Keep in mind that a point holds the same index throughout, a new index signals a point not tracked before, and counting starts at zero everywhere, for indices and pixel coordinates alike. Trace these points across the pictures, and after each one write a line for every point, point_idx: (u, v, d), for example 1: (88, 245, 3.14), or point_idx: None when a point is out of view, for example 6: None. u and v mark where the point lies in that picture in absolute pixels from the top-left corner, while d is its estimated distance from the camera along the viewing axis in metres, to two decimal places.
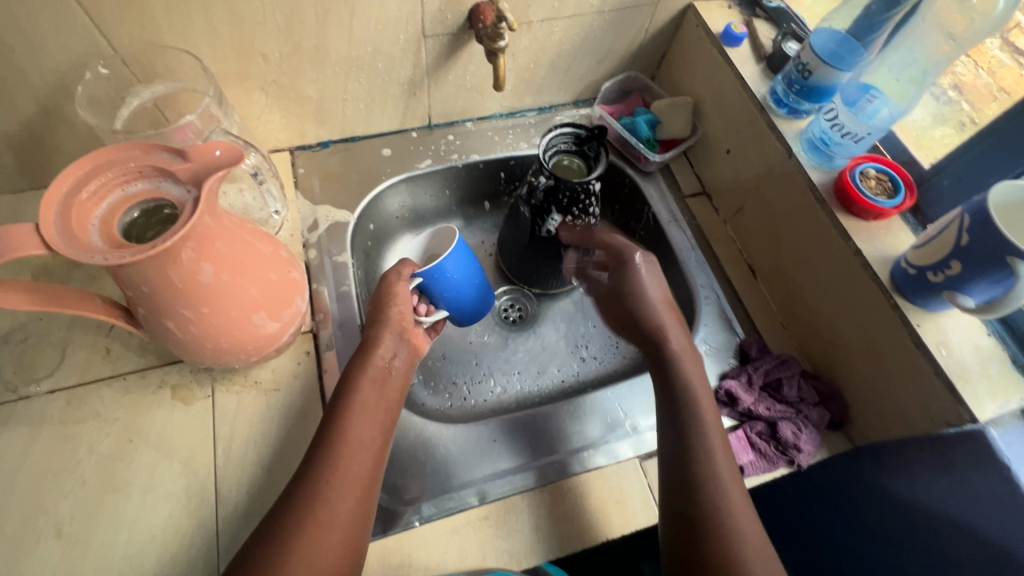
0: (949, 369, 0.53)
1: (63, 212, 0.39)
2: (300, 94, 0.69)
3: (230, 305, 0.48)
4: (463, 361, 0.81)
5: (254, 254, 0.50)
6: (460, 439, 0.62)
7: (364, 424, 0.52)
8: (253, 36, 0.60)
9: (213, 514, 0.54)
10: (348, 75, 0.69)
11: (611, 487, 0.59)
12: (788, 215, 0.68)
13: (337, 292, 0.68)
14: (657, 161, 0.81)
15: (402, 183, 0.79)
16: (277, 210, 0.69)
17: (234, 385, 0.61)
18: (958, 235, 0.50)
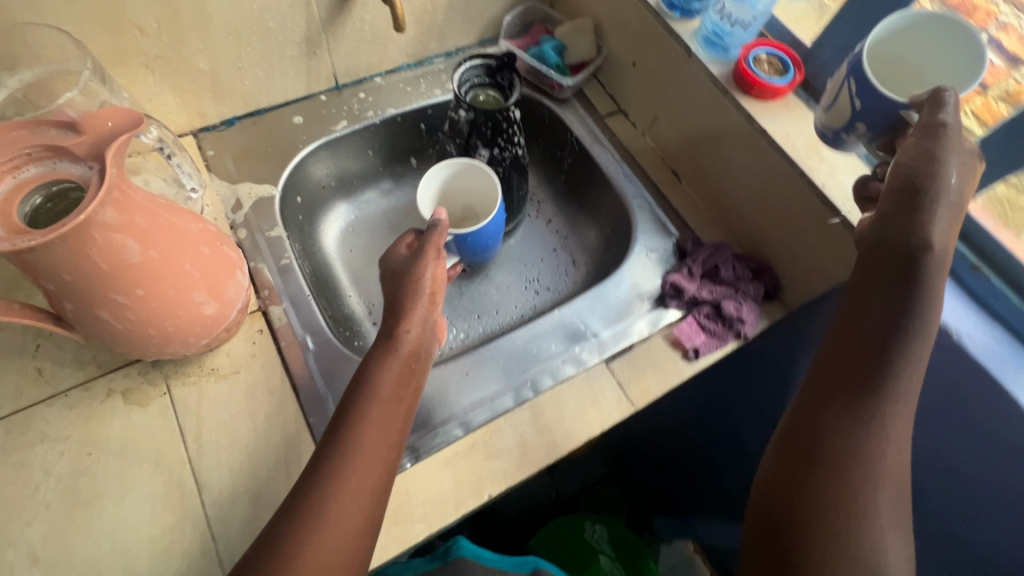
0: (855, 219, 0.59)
1: None
2: (190, 68, 0.64)
3: (166, 283, 0.46)
4: None
5: (181, 230, 0.47)
6: (433, 381, 0.63)
7: (378, 414, 0.50)
8: (119, 3, 0.55)
9: (199, 503, 0.53)
10: (236, 39, 0.65)
11: (584, 391, 0.63)
12: (699, 112, 0.72)
13: (278, 266, 0.66)
14: (571, 86, 0.82)
15: (322, 149, 0.77)
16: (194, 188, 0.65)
17: (189, 377, 0.59)
18: (852, 101, 0.53)
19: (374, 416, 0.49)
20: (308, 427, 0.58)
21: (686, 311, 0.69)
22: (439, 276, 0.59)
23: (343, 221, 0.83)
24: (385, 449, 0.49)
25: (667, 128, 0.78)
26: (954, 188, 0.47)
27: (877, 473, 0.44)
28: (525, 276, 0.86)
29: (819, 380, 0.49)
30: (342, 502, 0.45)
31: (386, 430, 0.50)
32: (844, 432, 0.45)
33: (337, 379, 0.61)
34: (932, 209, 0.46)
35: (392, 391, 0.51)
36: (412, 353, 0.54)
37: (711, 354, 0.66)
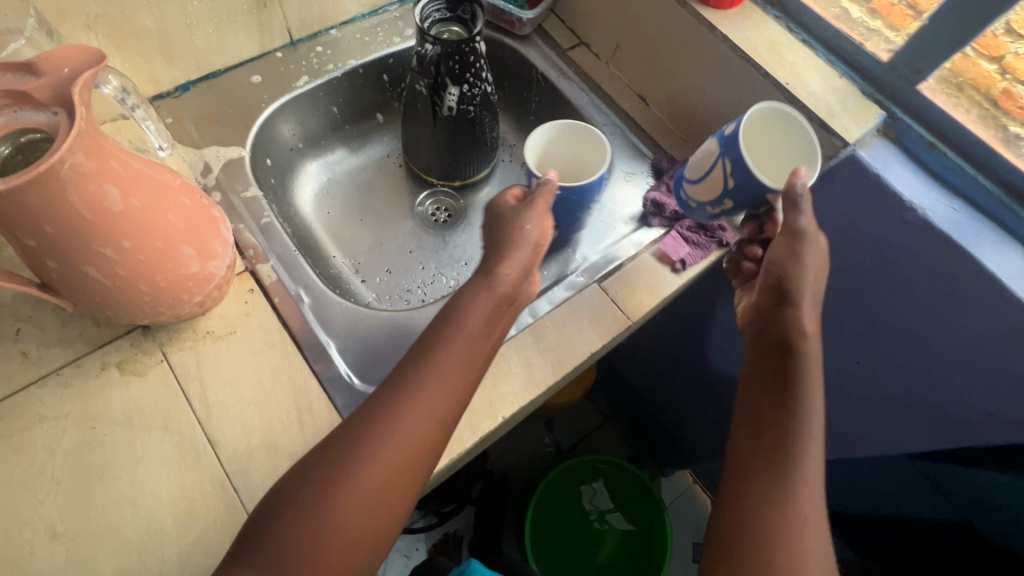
0: (819, 111, 0.62)
1: None
2: (136, 28, 0.61)
3: (154, 234, 0.45)
4: (410, 269, 0.81)
5: (161, 181, 0.46)
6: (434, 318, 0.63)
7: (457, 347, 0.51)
8: None
9: (216, 460, 0.53)
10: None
11: (581, 311, 0.65)
12: (661, 30, 0.72)
13: (260, 226, 0.65)
14: (530, 21, 0.82)
15: (286, 107, 0.75)
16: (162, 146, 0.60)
17: (185, 342, 0.58)
18: (726, 180, 0.58)
19: (434, 383, 0.49)
20: (314, 375, 0.58)
21: (669, 227, 0.71)
22: (544, 230, 0.57)
23: (317, 183, 0.82)
24: (433, 425, 0.48)
25: (630, 53, 0.79)
26: (806, 280, 0.57)
27: (799, 519, 0.47)
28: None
29: (737, 433, 0.54)
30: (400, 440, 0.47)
31: (445, 396, 0.49)
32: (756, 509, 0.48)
33: (335, 327, 0.61)
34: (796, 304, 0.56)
35: (462, 351, 0.51)
36: (506, 294, 0.54)
37: (698, 264, 0.68)
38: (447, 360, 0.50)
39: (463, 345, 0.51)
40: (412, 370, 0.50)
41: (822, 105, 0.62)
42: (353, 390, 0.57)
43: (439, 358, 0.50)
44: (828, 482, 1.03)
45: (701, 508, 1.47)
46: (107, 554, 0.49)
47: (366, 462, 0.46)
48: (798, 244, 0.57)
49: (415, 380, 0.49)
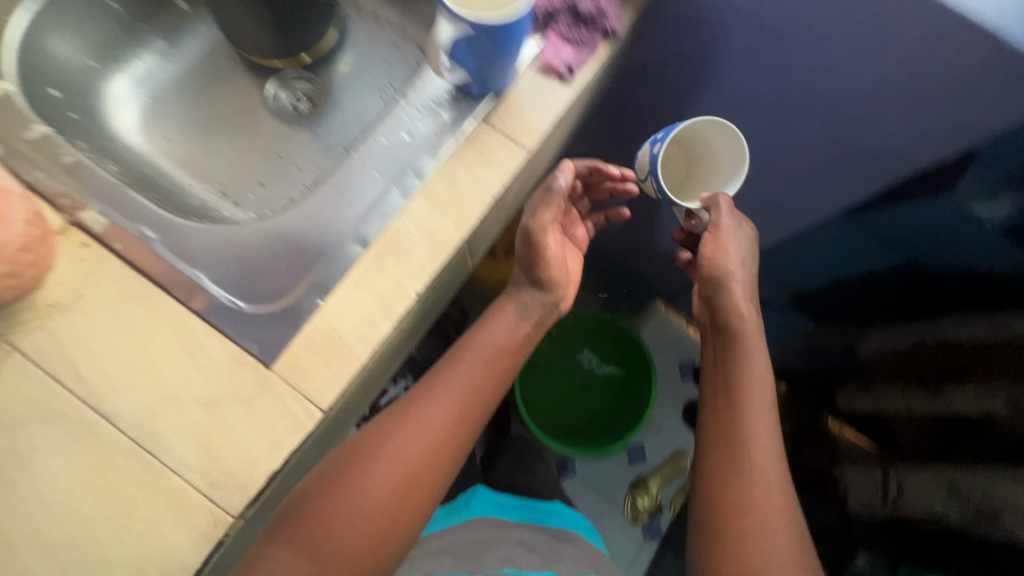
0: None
1: None
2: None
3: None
4: (281, 173, 0.71)
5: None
6: (306, 211, 0.55)
7: (473, 365, 0.62)
8: None
9: (117, 433, 0.48)
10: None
11: (471, 156, 0.57)
12: None
13: (68, 168, 0.53)
14: None
15: (42, 14, 0.59)
16: None
17: (30, 325, 0.49)
18: (653, 186, 0.68)
19: (440, 413, 0.57)
20: (194, 312, 0.51)
21: (544, 32, 0.61)
22: (569, 280, 0.69)
23: (138, 106, 0.70)
24: (442, 453, 0.56)
25: None
26: (735, 272, 0.64)
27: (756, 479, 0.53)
28: (371, 85, 0.73)
29: (707, 409, 0.60)
30: (401, 446, 0.55)
31: (452, 431, 0.57)
32: (720, 476, 0.54)
33: (197, 257, 0.53)
34: (731, 290, 0.63)
35: (464, 383, 0.61)
36: (534, 323, 0.68)
37: (587, 68, 0.60)
38: (451, 389, 0.59)
39: (470, 385, 0.60)
40: (423, 399, 0.58)
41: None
42: (242, 313, 0.51)
43: (450, 386, 0.60)
44: (781, 264, 1.06)
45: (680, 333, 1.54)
46: (37, 555, 0.45)
47: (376, 485, 0.52)
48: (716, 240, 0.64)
49: (423, 411, 0.57)
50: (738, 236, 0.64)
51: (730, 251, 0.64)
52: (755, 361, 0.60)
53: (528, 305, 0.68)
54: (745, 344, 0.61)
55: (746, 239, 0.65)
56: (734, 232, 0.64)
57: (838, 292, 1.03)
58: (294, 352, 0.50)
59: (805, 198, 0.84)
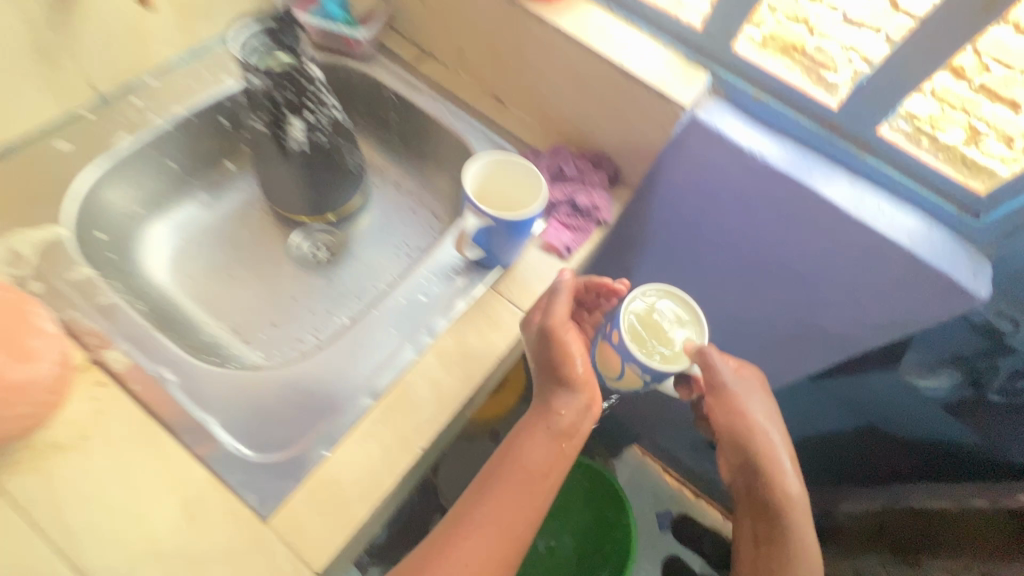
0: (615, 58, 0.66)
1: None
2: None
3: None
4: (243, 289, 0.75)
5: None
6: (193, 281, 0.74)
7: (467, 547, 0.51)
8: None
9: (46, 541, 0.46)
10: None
11: (235, 212, 0.79)
12: (501, 34, 0.73)
13: (98, 308, 0.56)
14: (367, 40, 0.78)
15: (120, 172, 0.68)
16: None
17: (23, 465, 0.48)
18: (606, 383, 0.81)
19: None
20: (148, 408, 0.53)
21: (546, 217, 0.71)
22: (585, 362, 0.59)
23: (167, 247, 0.74)
24: (515, 541, 0.53)
25: (477, 57, 0.79)
26: (779, 438, 0.63)
27: None
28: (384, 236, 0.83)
29: None
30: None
31: (515, 534, 0.53)
32: None
33: (234, 394, 0.55)
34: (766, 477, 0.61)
35: (539, 490, 0.55)
36: (566, 431, 0.57)
37: (582, 247, 0.70)
38: (526, 483, 0.55)
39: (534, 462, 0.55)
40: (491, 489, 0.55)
41: (611, 46, 0.67)
42: (217, 433, 0.52)
43: (523, 494, 0.54)
44: None
45: (653, 479, 1.53)
46: None
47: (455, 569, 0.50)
48: (725, 400, 0.62)
49: (488, 521, 0.53)
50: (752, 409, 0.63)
51: (755, 429, 0.62)
52: (776, 456, 0.62)
53: (567, 425, 0.57)
54: (794, 521, 0.61)
55: (761, 403, 0.64)
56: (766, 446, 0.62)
57: (820, 444, 1.06)
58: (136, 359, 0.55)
59: (712, 293, 0.89)
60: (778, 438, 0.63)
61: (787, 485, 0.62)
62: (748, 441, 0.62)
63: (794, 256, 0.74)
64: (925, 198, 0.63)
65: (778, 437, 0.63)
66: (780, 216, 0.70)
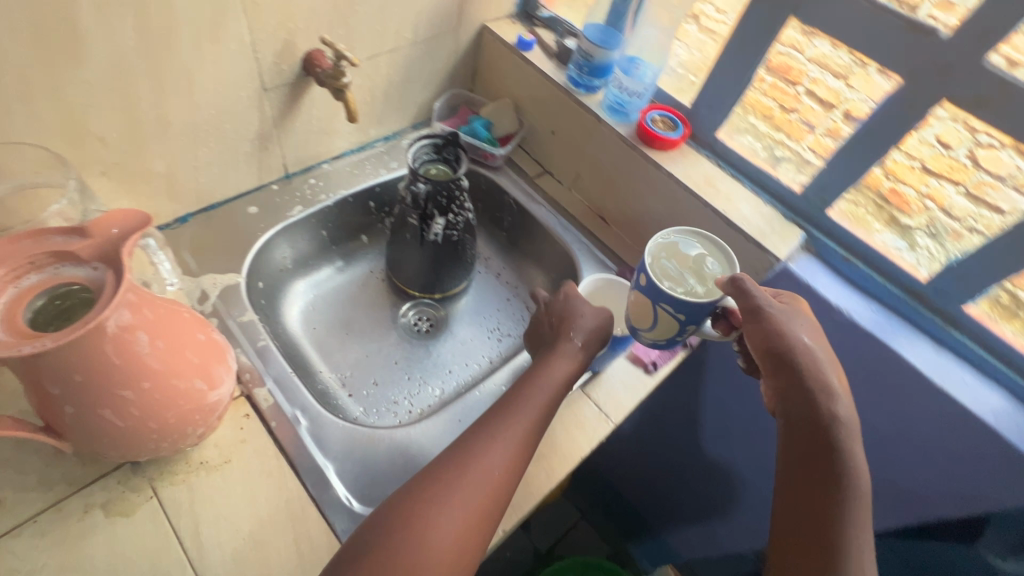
0: (717, 206, 0.76)
1: (18, 294, 0.39)
2: (97, 141, 0.59)
3: (141, 316, 0.45)
4: (353, 346, 0.84)
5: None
6: (318, 334, 0.83)
7: (496, 451, 0.53)
8: (145, 159, 0.65)
9: (180, 548, 0.53)
10: (188, 82, 0.62)
11: (358, 279, 0.91)
12: (615, 167, 0.85)
13: (255, 350, 0.67)
14: (501, 155, 0.92)
15: (281, 234, 0.80)
16: (172, 282, 0.69)
17: (177, 476, 0.56)
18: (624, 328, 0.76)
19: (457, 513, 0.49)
20: (277, 444, 0.61)
21: None
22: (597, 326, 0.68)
23: (303, 301, 0.84)
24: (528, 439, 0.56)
25: (590, 182, 0.91)
26: (814, 343, 0.59)
27: None
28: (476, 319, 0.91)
29: None
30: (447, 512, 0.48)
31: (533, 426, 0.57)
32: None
33: (354, 447, 0.63)
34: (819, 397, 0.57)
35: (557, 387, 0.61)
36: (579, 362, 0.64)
37: (667, 366, 0.76)
38: (537, 409, 0.58)
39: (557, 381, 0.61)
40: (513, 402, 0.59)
41: (715, 195, 0.77)
42: (332, 481, 0.59)
43: (527, 416, 0.58)
44: None
45: None
46: None
47: (491, 459, 0.53)
48: (766, 322, 0.58)
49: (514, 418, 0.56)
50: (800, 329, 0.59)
51: (791, 329, 0.58)
52: (821, 369, 0.58)
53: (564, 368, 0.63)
54: (852, 455, 0.54)
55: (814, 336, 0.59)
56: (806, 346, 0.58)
57: None
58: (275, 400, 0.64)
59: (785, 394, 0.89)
60: (808, 332, 0.59)
61: (841, 418, 0.56)
62: (770, 331, 0.58)
63: (874, 414, 0.76)
64: (1011, 380, 0.66)
65: (811, 340, 0.59)
66: (859, 371, 0.74)
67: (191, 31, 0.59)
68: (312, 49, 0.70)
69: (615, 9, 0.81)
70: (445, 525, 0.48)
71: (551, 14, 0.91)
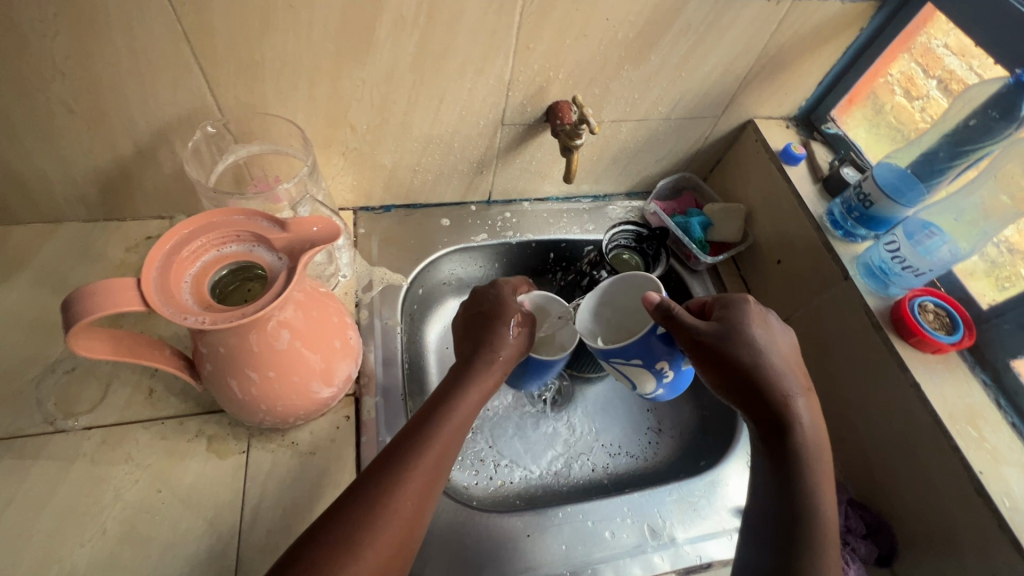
0: (971, 458, 0.54)
1: (215, 258, 0.43)
2: (349, 128, 0.65)
3: (293, 313, 0.46)
4: None
5: (218, 212, 0.43)
6: (445, 357, 0.81)
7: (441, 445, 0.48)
8: (377, 153, 0.70)
9: (238, 512, 0.55)
10: (440, 101, 0.65)
11: None
12: (841, 335, 0.67)
13: (384, 356, 0.68)
14: (707, 262, 0.79)
15: (456, 252, 0.81)
16: (343, 274, 0.73)
17: (270, 444, 0.59)
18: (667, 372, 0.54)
19: (415, 490, 0.45)
20: (357, 463, 0.60)
21: None
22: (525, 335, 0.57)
23: (449, 319, 0.84)
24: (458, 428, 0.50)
25: (800, 334, 0.73)
26: (769, 350, 0.51)
27: None
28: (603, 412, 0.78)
29: None
30: (392, 488, 0.44)
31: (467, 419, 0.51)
32: None
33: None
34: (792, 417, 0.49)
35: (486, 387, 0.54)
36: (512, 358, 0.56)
37: None
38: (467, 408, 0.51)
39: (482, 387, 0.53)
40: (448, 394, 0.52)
41: (973, 442, 0.55)
42: None
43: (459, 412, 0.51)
44: None
45: None
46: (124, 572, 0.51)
47: (428, 457, 0.47)
48: (734, 335, 0.50)
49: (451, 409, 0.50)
50: (755, 333, 0.51)
51: (751, 336, 0.51)
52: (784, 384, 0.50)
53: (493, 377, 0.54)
54: (816, 467, 0.49)
55: (763, 331, 0.51)
56: (771, 356, 0.50)
57: None
58: (376, 417, 0.63)
59: None
60: (763, 342, 0.51)
61: (800, 423, 0.49)
62: (716, 347, 0.49)
63: None
64: None
65: (766, 347, 0.51)
66: None
67: (461, 59, 0.60)
68: (560, 101, 0.68)
69: (931, 162, 0.65)
70: (399, 509, 0.44)
71: (839, 131, 0.78)
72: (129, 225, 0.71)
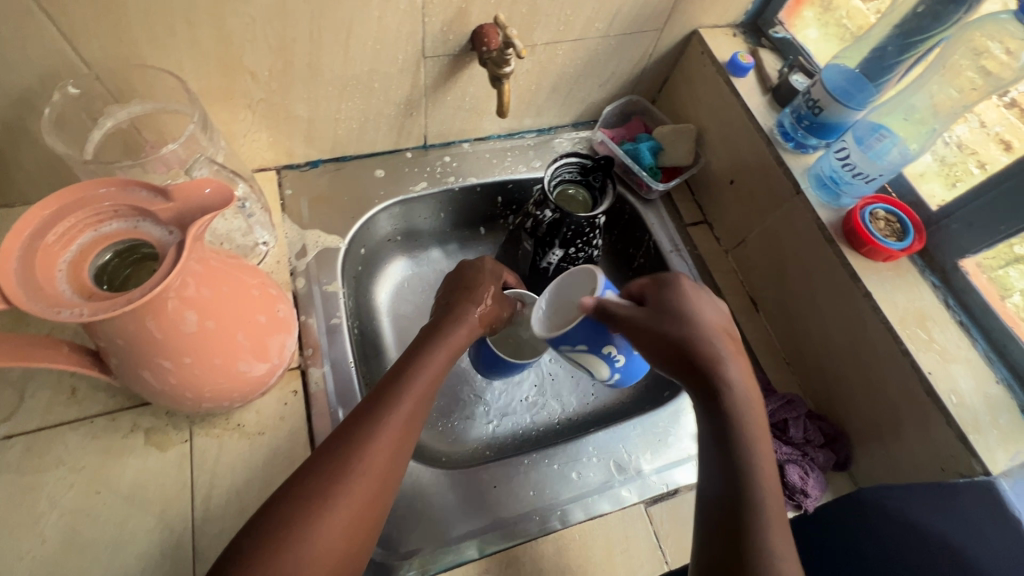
0: (921, 361, 0.55)
1: (92, 240, 0.38)
2: (249, 76, 0.58)
3: (197, 293, 0.42)
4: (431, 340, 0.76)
5: (78, 186, 0.37)
6: (400, 319, 0.77)
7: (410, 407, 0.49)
8: (287, 102, 0.62)
9: (189, 501, 0.53)
10: (347, 34, 0.57)
11: None
12: (796, 253, 0.66)
13: (327, 324, 0.64)
14: (659, 190, 0.76)
15: (396, 206, 0.75)
16: (264, 239, 0.66)
17: (214, 429, 0.56)
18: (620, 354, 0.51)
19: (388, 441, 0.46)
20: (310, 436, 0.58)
21: None
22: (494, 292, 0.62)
23: (398, 279, 0.80)
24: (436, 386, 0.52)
25: (755, 254, 0.72)
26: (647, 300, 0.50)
27: None
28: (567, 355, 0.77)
29: None
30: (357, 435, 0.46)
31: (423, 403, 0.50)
32: None
33: None
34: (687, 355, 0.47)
35: (432, 385, 0.52)
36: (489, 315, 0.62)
37: None
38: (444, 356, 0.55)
39: (440, 366, 0.53)
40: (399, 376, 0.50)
41: (923, 345, 0.56)
42: None
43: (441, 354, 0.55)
44: None
45: None
46: None
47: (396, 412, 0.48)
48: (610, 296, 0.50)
49: (408, 387, 0.50)
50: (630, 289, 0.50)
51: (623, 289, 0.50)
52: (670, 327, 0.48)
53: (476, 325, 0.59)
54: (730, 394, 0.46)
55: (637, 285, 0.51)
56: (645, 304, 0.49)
57: None
58: (325, 388, 0.60)
59: None
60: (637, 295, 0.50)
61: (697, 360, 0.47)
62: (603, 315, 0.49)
63: None
64: None
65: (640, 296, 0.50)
66: None
67: None
68: (484, 24, 0.61)
69: (881, 58, 0.61)
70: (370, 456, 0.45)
71: (786, 35, 0.74)
72: (20, 210, 0.63)
